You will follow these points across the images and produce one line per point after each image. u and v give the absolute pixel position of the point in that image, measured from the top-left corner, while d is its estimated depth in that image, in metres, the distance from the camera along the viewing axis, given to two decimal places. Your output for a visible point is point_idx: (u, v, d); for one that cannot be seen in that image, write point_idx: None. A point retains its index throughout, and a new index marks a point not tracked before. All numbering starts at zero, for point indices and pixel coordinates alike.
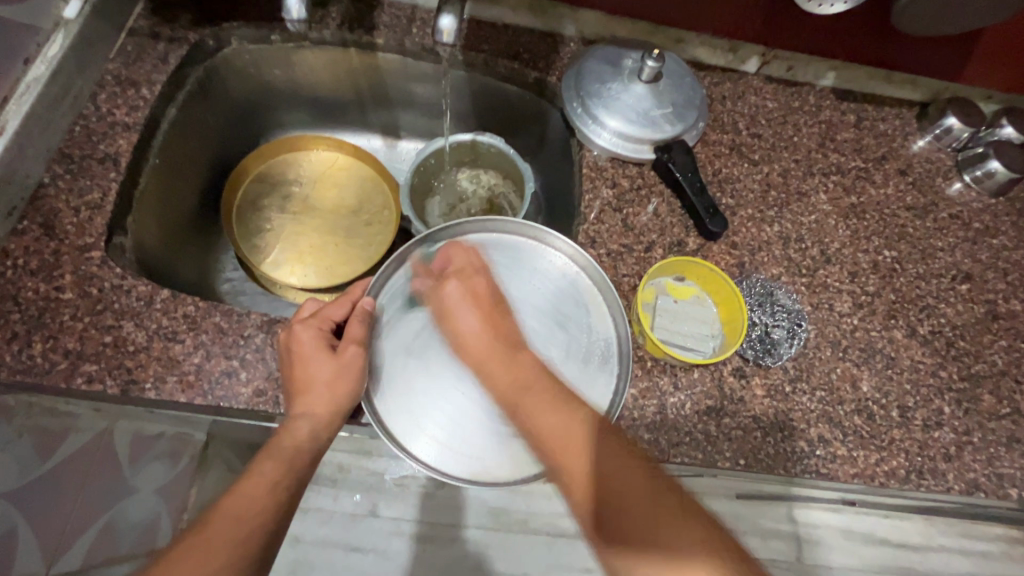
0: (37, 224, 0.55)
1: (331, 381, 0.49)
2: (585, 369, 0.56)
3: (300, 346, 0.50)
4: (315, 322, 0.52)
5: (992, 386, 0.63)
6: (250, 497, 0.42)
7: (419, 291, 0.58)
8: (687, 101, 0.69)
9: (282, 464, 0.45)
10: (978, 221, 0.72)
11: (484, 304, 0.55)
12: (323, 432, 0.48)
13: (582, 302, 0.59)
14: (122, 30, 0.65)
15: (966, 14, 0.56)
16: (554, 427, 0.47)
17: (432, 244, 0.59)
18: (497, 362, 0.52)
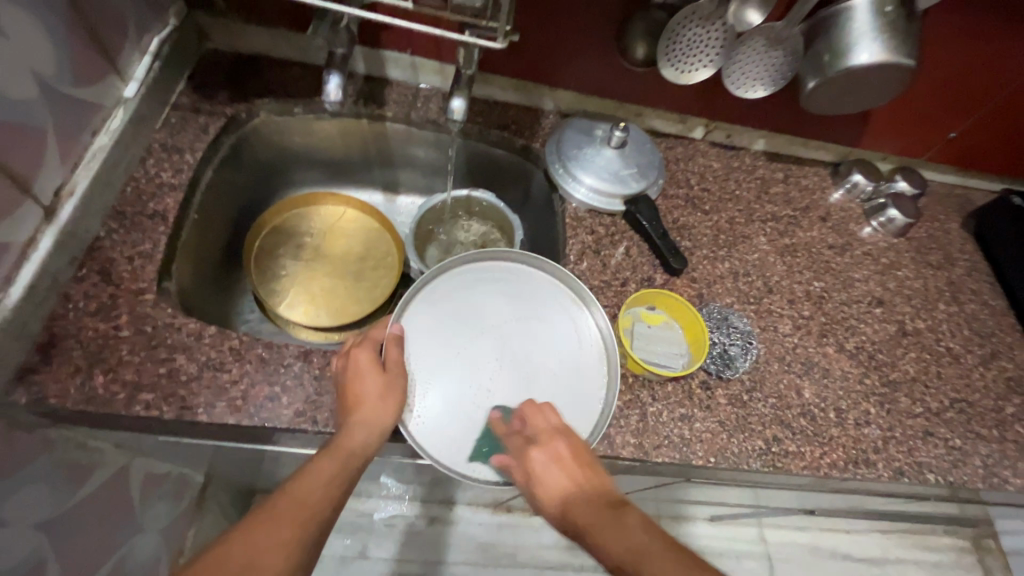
0: (94, 271, 0.62)
1: (379, 395, 0.58)
2: (580, 377, 0.66)
3: (358, 362, 0.59)
4: (368, 345, 0.62)
5: (906, 390, 0.77)
6: (313, 486, 0.49)
7: (433, 317, 0.67)
8: (648, 164, 0.84)
9: (341, 465, 0.52)
10: (884, 257, 0.89)
11: (570, 467, 0.54)
12: (373, 441, 0.56)
13: (576, 320, 0.69)
14: (166, 105, 0.75)
15: (852, 103, 0.73)
16: None
17: (441, 276, 0.69)
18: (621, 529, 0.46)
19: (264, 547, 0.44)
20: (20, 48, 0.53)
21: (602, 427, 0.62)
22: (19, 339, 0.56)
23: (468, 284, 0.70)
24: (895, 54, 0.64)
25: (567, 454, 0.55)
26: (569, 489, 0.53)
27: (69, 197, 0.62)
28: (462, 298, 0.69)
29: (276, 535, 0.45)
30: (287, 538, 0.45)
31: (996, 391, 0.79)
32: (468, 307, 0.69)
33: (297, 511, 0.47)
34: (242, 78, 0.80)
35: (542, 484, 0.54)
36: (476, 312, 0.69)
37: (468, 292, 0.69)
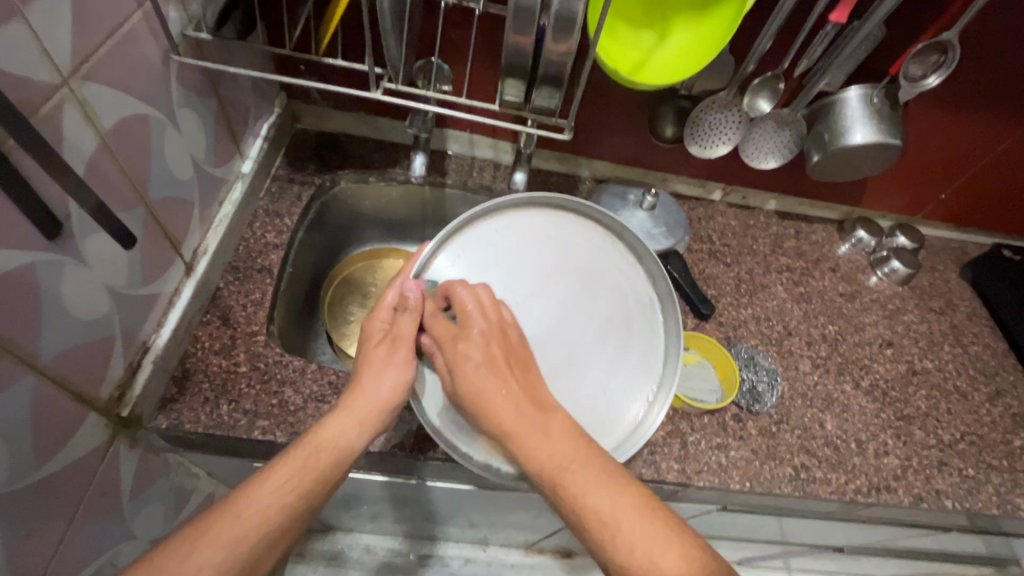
0: (217, 316, 0.74)
1: (382, 372, 0.62)
2: (629, 349, 0.69)
3: (369, 339, 0.66)
4: (381, 314, 0.67)
5: (920, 424, 0.85)
6: (270, 488, 0.52)
7: (461, 268, 0.69)
8: (675, 223, 0.96)
9: (300, 465, 0.54)
10: (891, 303, 0.99)
11: (501, 369, 0.59)
12: (347, 435, 0.59)
13: (614, 256, 0.73)
14: (268, 177, 0.89)
15: (852, 171, 0.85)
16: (627, 507, 0.49)
17: (472, 224, 0.71)
18: (538, 432, 0.55)
19: (211, 551, 0.47)
20: (188, 140, 0.67)
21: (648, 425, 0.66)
22: (163, 372, 0.67)
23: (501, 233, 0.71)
24: (885, 135, 0.78)
25: (496, 355, 0.60)
26: (502, 391, 0.58)
27: (202, 255, 0.74)
28: (496, 242, 0.71)
29: (260, 521, 0.50)
30: (267, 521, 0.51)
31: (1003, 426, 0.87)
32: (498, 259, 0.70)
33: (277, 500, 0.52)
34: (327, 154, 0.95)
35: (481, 392, 0.58)
36: (509, 265, 0.70)
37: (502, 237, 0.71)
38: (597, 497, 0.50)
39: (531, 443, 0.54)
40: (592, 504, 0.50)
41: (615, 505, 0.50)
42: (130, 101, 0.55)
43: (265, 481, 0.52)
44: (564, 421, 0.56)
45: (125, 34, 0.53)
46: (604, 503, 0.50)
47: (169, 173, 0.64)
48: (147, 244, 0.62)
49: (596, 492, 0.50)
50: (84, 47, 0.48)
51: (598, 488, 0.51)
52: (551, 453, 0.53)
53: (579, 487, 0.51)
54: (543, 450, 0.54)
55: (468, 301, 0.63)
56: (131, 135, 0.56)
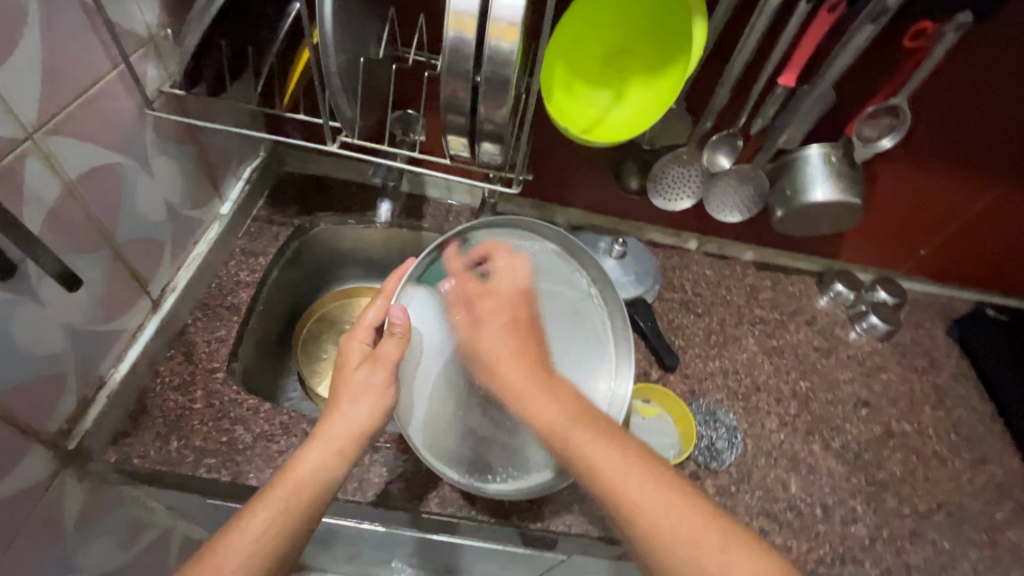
0: (180, 351, 0.77)
1: (360, 395, 0.61)
2: (586, 366, 0.70)
3: (349, 359, 0.65)
4: (360, 334, 0.66)
5: (893, 490, 0.81)
6: (246, 536, 0.50)
7: (422, 295, 0.69)
8: (645, 272, 0.96)
9: (277, 505, 0.53)
10: (869, 360, 0.96)
11: (518, 331, 0.66)
12: (326, 464, 0.57)
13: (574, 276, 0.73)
14: (249, 217, 0.93)
15: (816, 227, 0.85)
16: (638, 478, 0.53)
17: (439, 247, 0.69)
18: (540, 396, 0.61)
19: None
20: (163, 186, 0.71)
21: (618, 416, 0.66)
22: (119, 406, 0.68)
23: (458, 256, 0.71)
24: (844, 195, 0.78)
25: (517, 315, 0.68)
26: (512, 352, 0.64)
27: (171, 292, 0.77)
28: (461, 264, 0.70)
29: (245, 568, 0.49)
30: (251, 567, 0.50)
31: (985, 496, 0.83)
32: (455, 284, 0.70)
33: (263, 540, 0.51)
34: (308, 196, 0.99)
35: (494, 358, 0.65)
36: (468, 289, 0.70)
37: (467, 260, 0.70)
38: (603, 460, 0.54)
39: (535, 408, 0.60)
40: (603, 466, 0.54)
41: (627, 464, 0.54)
42: (101, 151, 0.59)
43: (248, 523, 0.51)
44: (569, 393, 0.61)
45: (98, 92, 0.57)
46: (613, 463, 0.54)
47: (139, 216, 0.67)
48: (112, 282, 0.65)
49: (607, 458, 0.55)
50: (53, 104, 0.52)
51: (609, 455, 0.55)
52: (552, 419, 0.59)
53: (594, 449, 0.55)
54: (547, 417, 0.59)
55: (469, 280, 0.70)
56: (99, 182, 0.60)
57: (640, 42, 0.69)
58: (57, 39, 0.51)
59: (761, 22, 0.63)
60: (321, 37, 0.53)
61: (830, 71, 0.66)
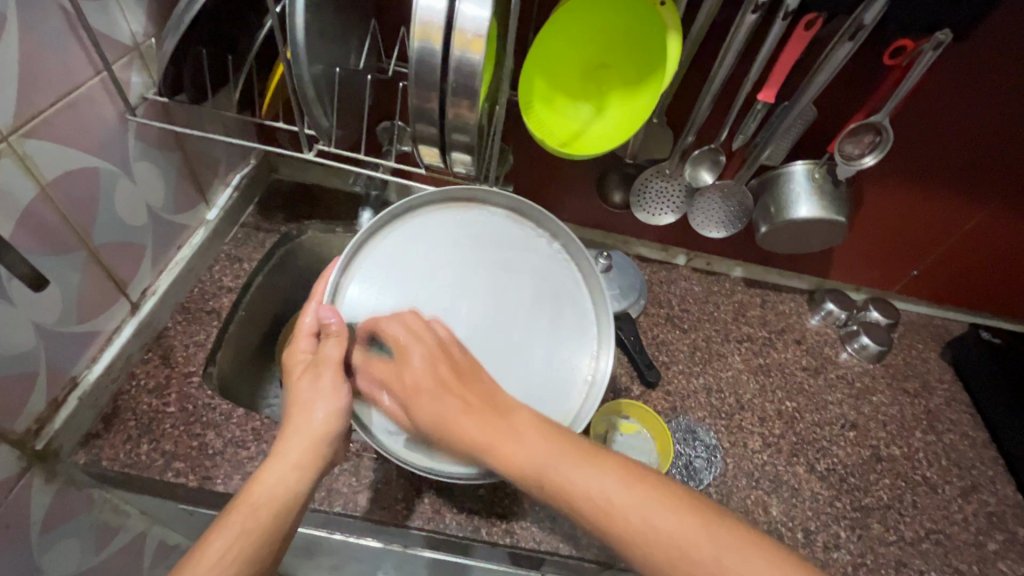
0: (158, 353, 0.77)
1: (310, 402, 0.57)
2: (554, 328, 0.68)
3: (292, 368, 0.61)
4: (300, 340, 0.62)
5: (879, 517, 0.78)
6: (200, 570, 0.46)
7: (378, 283, 0.65)
8: (630, 286, 0.96)
9: (236, 532, 0.49)
10: (859, 381, 0.94)
11: (453, 385, 0.52)
12: (290, 481, 0.53)
13: (532, 239, 0.71)
14: (236, 223, 0.95)
15: (799, 244, 0.84)
16: (630, 496, 0.44)
17: (380, 231, 0.68)
18: (505, 437, 0.49)
19: None
20: (145, 191, 0.72)
21: (596, 395, 0.64)
22: (92, 408, 0.69)
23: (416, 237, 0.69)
24: (828, 212, 0.77)
25: (456, 362, 0.54)
26: (463, 417, 0.50)
27: (151, 295, 0.77)
28: (409, 244, 0.68)
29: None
30: None
31: (976, 525, 0.80)
32: (414, 265, 0.67)
33: (224, 566, 0.47)
34: (297, 204, 1.00)
35: (440, 422, 0.51)
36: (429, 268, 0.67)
37: (416, 240, 0.69)
38: (588, 487, 0.45)
39: (502, 452, 0.48)
40: (588, 499, 0.45)
41: (614, 485, 0.45)
42: (79, 155, 0.60)
43: (203, 552, 0.47)
44: (533, 423, 0.50)
45: (78, 97, 0.58)
46: (600, 485, 0.45)
47: (118, 219, 0.68)
48: (88, 284, 0.66)
49: (591, 487, 0.45)
50: (30, 108, 0.53)
51: (592, 483, 0.45)
52: (521, 459, 0.48)
53: (569, 472, 0.46)
54: (514, 458, 0.48)
55: (423, 333, 0.56)
56: (76, 185, 0.61)
57: (619, 57, 0.70)
58: (36, 44, 0.52)
59: (739, 38, 0.63)
60: (293, 48, 0.54)
61: (808, 88, 0.66)
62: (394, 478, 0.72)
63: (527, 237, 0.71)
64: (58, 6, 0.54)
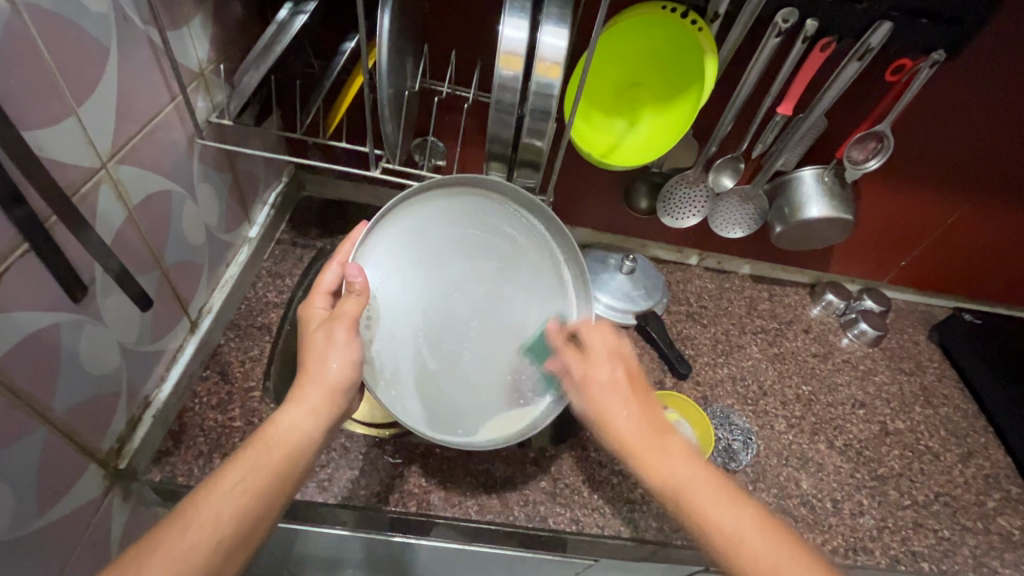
0: (216, 371, 0.79)
1: (323, 355, 0.56)
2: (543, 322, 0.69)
3: (312, 320, 0.59)
4: (320, 297, 0.60)
5: (894, 484, 0.87)
6: (214, 499, 0.46)
7: (396, 259, 0.65)
8: (653, 285, 1.01)
9: (248, 466, 0.48)
10: (862, 364, 1.03)
11: (610, 361, 0.59)
12: (305, 425, 0.53)
13: (534, 236, 0.71)
14: (272, 241, 0.96)
15: (814, 238, 0.91)
16: (724, 498, 0.50)
17: (399, 209, 0.66)
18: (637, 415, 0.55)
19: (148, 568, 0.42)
20: (204, 211, 0.74)
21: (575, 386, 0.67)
22: (161, 426, 0.70)
23: (428, 219, 0.68)
24: (838, 211, 0.86)
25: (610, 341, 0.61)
26: (609, 390, 0.57)
27: (206, 313, 0.79)
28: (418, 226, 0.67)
29: (217, 532, 0.45)
30: (218, 531, 0.45)
31: (977, 486, 0.89)
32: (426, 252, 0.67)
33: (237, 503, 0.47)
34: (328, 220, 1.02)
35: (586, 381, 0.59)
36: (440, 255, 0.68)
37: (428, 223, 0.68)
38: (684, 477, 0.51)
39: (621, 431, 0.55)
40: (679, 483, 0.51)
41: (710, 489, 0.50)
42: (156, 178, 0.62)
43: (215, 483, 0.47)
44: (662, 416, 0.56)
45: (158, 122, 0.60)
46: (673, 477, 0.51)
47: (183, 239, 0.70)
48: (159, 304, 0.67)
49: (692, 483, 0.50)
50: (123, 135, 0.55)
51: (697, 484, 0.50)
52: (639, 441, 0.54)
53: (658, 462, 0.52)
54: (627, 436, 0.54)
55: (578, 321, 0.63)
56: (155, 209, 0.62)
57: (655, 76, 0.76)
58: (129, 74, 0.55)
59: (763, 59, 0.70)
60: (376, 74, 0.58)
61: (822, 102, 0.74)
62: (460, 476, 0.76)
63: (529, 235, 0.71)
64: (147, 38, 0.57)
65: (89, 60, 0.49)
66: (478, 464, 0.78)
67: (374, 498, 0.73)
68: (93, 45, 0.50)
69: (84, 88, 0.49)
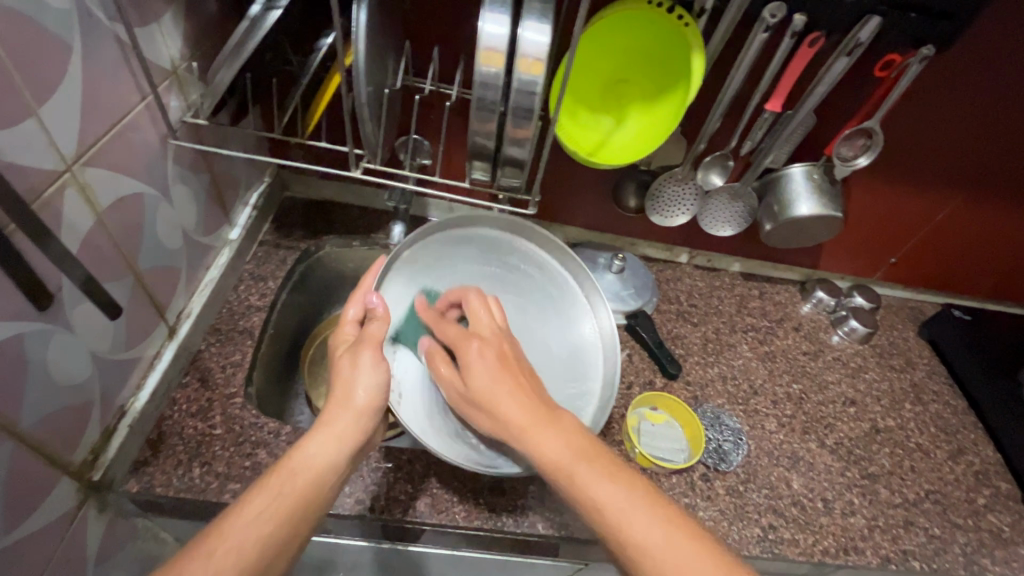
0: (195, 377, 0.77)
1: (350, 381, 0.58)
2: (562, 351, 0.75)
3: (338, 351, 0.63)
4: (348, 329, 0.65)
5: (885, 482, 0.87)
6: (242, 524, 0.45)
7: (415, 292, 0.73)
8: (643, 285, 1.00)
9: (276, 492, 0.48)
10: (853, 362, 1.03)
11: (506, 367, 0.59)
12: (333, 451, 0.53)
13: (544, 269, 0.79)
14: (255, 242, 0.94)
15: (804, 237, 0.91)
16: (643, 508, 0.48)
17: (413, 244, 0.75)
18: (540, 419, 0.54)
19: None
20: (180, 213, 0.72)
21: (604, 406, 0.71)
22: (138, 435, 0.68)
23: (439, 257, 0.76)
24: (827, 208, 0.85)
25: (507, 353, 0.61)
26: (510, 395, 0.56)
27: (185, 318, 0.77)
28: (432, 263, 0.76)
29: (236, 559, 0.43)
30: (246, 560, 0.44)
31: (966, 483, 0.89)
32: (444, 285, 0.75)
33: (259, 531, 0.45)
34: (312, 220, 1.00)
35: (485, 390, 0.57)
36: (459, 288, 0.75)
37: (441, 259, 0.76)
38: (597, 485, 0.49)
39: (528, 434, 0.53)
40: (594, 493, 0.49)
41: (628, 499, 0.48)
42: (128, 180, 0.60)
43: (241, 510, 0.46)
44: (572, 424, 0.54)
45: (128, 123, 0.58)
46: (563, 454, 0.51)
47: (158, 243, 0.68)
48: (133, 310, 0.65)
49: (601, 483, 0.49)
50: (89, 136, 0.53)
51: (612, 490, 0.49)
52: (551, 452, 0.52)
53: (542, 440, 0.52)
54: (537, 445, 0.53)
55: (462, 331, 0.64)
56: (126, 212, 0.60)
57: (641, 73, 0.75)
58: (94, 72, 0.53)
59: (750, 54, 0.69)
60: (354, 71, 0.56)
61: (811, 98, 0.73)
62: (448, 481, 0.75)
63: (540, 269, 0.79)
64: (114, 34, 0.54)
65: (51, 59, 0.47)
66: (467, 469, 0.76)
67: (360, 506, 0.71)
68: (55, 43, 0.48)
69: (45, 88, 0.47)
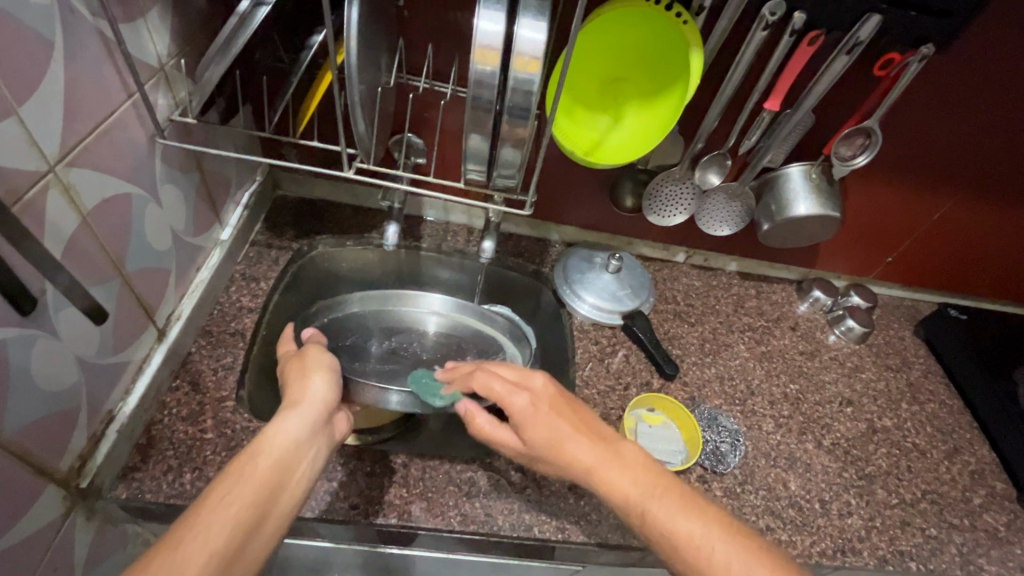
0: (186, 381, 0.75)
1: (299, 375, 0.62)
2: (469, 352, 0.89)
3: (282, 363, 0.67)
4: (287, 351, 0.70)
5: (882, 482, 0.87)
6: (214, 505, 0.44)
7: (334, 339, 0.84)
8: (639, 284, 0.99)
9: (245, 473, 0.48)
10: (849, 361, 1.02)
11: (563, 410, 0.60)
12: (300, 434, 0.54)
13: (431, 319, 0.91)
14: (246, 242, 0.92)
15: (804, 235, 0.90)
16: (722, 537, 0.49)
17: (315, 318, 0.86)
18: (608, 460, 0.55)
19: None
20: (170, 214, 0.70)
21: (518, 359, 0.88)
22: (127, 440, 0.67)
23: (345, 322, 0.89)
24: (824, 208, 0.85)
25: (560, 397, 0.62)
26: (573, 444, 0.57)
27: (175, 321, 0.76)
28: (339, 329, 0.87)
29: (220, 534, 0.43)
30: (222, 541, 0.43)
31: (963, 483, 0.89)
32: (357, 333, 0.87)
33: (240, 506, 0.45)
34: (304, 219, 0.98)
35: (546, 438, 0.58)
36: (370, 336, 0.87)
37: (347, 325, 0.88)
38: (676, 521, 0.50)
39: (603, 479, 0.54)
40: (676, 528, 0.50)
41: (706, 529, 0.50)
42: (114, 181, 0.58)
43: (209, 495, 0.45)
44: (636, 456, 0.56)
45: (114, 122, 0.57)
46: (634, 489, 0.53)
47: (147, 245, 0.66)
48: (121, 313, 0.64)
49: (682, 523, 0.50)
50: (73, 136, 0.52)
51: (693, 525, 0.50)
52: (627, 490, 0.53)
53: (610, 474, 0.54)
54: (613, 489, 0.53)
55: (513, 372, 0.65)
56: (112, 213, 0.59)
57: (638, 71, 0.74)
58: (77, 70, 0.51)
59: (749, 52, 0.68)
60: (346, 68, 0.55)
61: (809, 97, 0.72)
62: (443, 485, 0.74)
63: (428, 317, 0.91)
64: (97, 30, 0.53)
65: (31, 57, 0.46)
66: (463, 472, 0.76)
67: (354, 511, 0.70)
68: (36, 41, 0.46)
69: (24, 87, 0.46)
